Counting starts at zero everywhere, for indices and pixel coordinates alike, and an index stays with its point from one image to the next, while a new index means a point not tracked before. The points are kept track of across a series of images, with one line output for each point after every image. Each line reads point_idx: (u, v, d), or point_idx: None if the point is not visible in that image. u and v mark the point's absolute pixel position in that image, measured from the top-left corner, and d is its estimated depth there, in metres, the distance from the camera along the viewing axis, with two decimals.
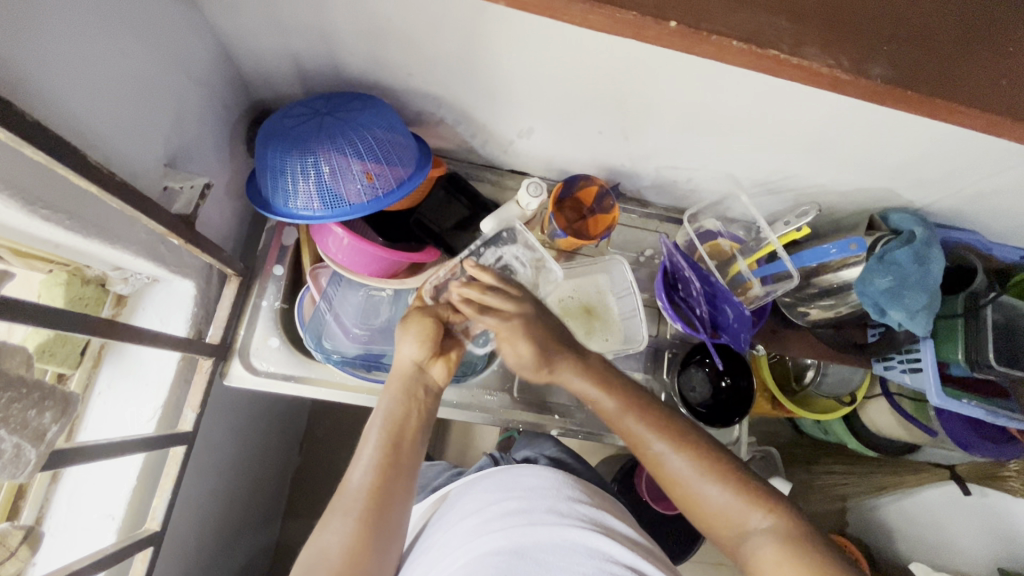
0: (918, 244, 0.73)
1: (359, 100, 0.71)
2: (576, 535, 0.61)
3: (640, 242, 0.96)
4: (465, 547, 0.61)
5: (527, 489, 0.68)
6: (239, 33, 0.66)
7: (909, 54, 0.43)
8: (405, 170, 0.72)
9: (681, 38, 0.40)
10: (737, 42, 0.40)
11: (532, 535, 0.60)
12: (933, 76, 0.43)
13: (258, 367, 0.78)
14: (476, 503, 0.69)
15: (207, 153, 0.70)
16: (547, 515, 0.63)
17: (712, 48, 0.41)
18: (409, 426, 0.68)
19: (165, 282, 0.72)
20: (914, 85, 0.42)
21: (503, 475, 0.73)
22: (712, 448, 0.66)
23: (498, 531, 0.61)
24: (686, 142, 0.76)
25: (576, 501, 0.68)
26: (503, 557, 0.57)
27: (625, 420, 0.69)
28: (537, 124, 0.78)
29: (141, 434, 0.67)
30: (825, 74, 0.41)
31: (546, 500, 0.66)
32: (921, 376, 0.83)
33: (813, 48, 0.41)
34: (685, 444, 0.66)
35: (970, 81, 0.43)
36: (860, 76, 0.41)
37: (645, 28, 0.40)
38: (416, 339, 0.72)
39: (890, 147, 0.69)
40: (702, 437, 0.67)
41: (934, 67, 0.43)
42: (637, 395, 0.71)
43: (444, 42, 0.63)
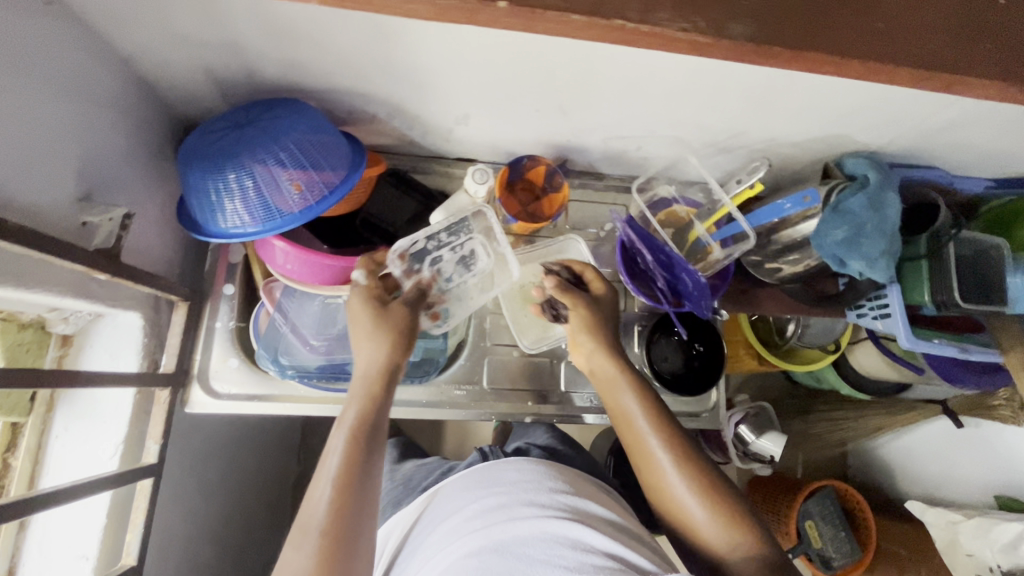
0: (870, 190, 0.72)
1: (277, 105, 0.67)
2: (555, 526, 0.61)
3: (600, 216, 0.94)
4: (448, 548, 0.63)
5: (507, 484, 0.70)
6: (142, 50, 0.63)
7: (774, 12, 0.41)
8: (337, 173, 0.69)
9: (518, 17, 0.39)
10: (578, 16, 0.39)
11: (511, 531, 0.61)
12: (802, 31, 0.42)
13: (219, 390, 0.77)
14: (458, 499, 0.71)
15: (129, 179, 0.68)
16: (526, 508, 0.64)
17: (554, 24, 0.39)
18: (371, 431, 0.64)
19: (110, 316, 0.70)
20: (782, 42, 0.41)
21: (486, 471, 0.74)
22: (698, 454, 0.69)
23: (480, 529, 0.62)
24: (627, 110, 0.73)
25: (557, 491, 0.69)
26: (483, 557, 0.58)
27: (642, 432, 0.71)
28: (473, 109, 0.75)
29: (103, 472, 0.66)
30: (680, 39, 0.41)
31: (527, 493, 0.67)
32: (891, 321, 0.81)
33: (665, 12, 0.40)
34: (675, 446, 0.69)
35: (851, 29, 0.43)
36: (721, 37, 0.41)
37: (475, 10, 0.39)
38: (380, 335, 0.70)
39: (834, 93, 0.66)
40: (706, 460, 0.69)
41: (805, 24, 0.42)
42: (656, 407, 0.72)
43: (355, 37, 0.60)
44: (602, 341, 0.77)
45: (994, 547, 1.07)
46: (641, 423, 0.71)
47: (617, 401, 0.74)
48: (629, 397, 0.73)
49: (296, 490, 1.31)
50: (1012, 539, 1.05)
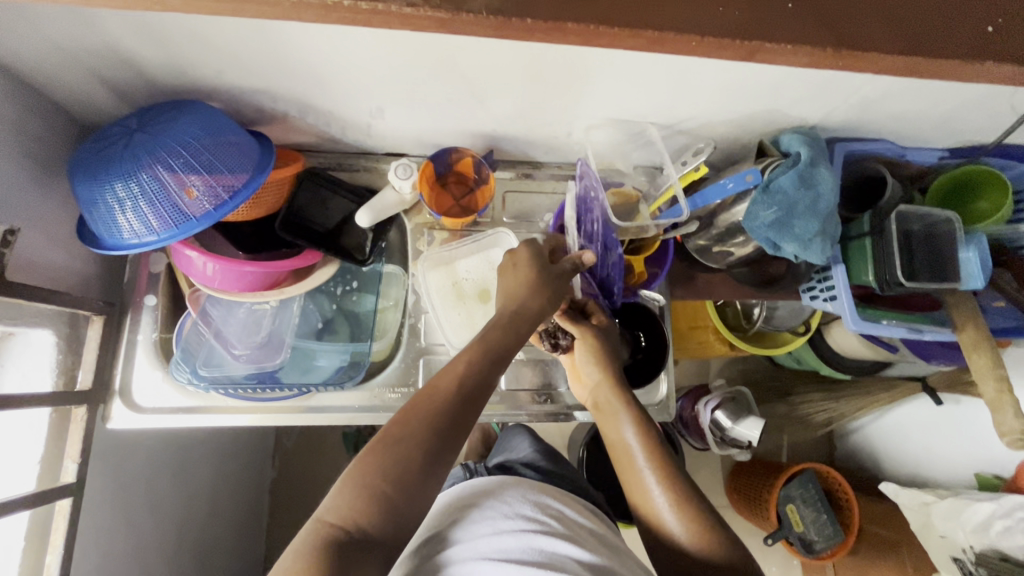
0: (801, 166, 0.67)
1: (169, 109, 0.65)
2: (539, 539, 0.62)
3: (540, 206, 0.90)
4: (430, 557, 0.63)
5: (491, 497, 0.70)
6: (19, 57, 0.60)
7: None
8: (236, 177, 0.66)
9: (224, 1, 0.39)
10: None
11: (496, 544, 0.61)
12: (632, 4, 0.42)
13: (142, 405, 0.75)
14: (443, 507, 0.71)
15: (26, 194, 0.65)
16: (509, 522, 0.65)
17: (268, 7, 0.39)
18: (464, 413, 0.61)
19: (21, 334, 0.67)
20: (531, 14, 0.41)
21: (470, 485, 0.75)
22: (696, 497, 0.66)
23: (469, 542, 0.63)
24: (543, 95, 0.70)
25: (540, 505, 0.70)
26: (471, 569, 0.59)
27: (638, 460, 0.68)
28: (386, 103, 0.72)
29: (17, 493, 0.65)
30: (409, 14, 0.41)
31: (511, 506, 0.68)
32: (838, 303, 0.78)
33: None
34: (673, 484, 0.66)
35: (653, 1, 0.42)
36: (457, 11, 0.41)
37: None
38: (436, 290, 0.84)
39: (753, 66, 0.62)
40: (701, 500, 0.66)
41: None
42: (657, 439, 0.70)
43: (235, 33, 0.57)
44: (601, 360, 0.74)
45: (968, 527, 1.04)
46: (636, 451, 0.69)
47: (618, 431, 0.71)
48: (630, 430, 0.70)
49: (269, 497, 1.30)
50: (985, 519, 1.02)
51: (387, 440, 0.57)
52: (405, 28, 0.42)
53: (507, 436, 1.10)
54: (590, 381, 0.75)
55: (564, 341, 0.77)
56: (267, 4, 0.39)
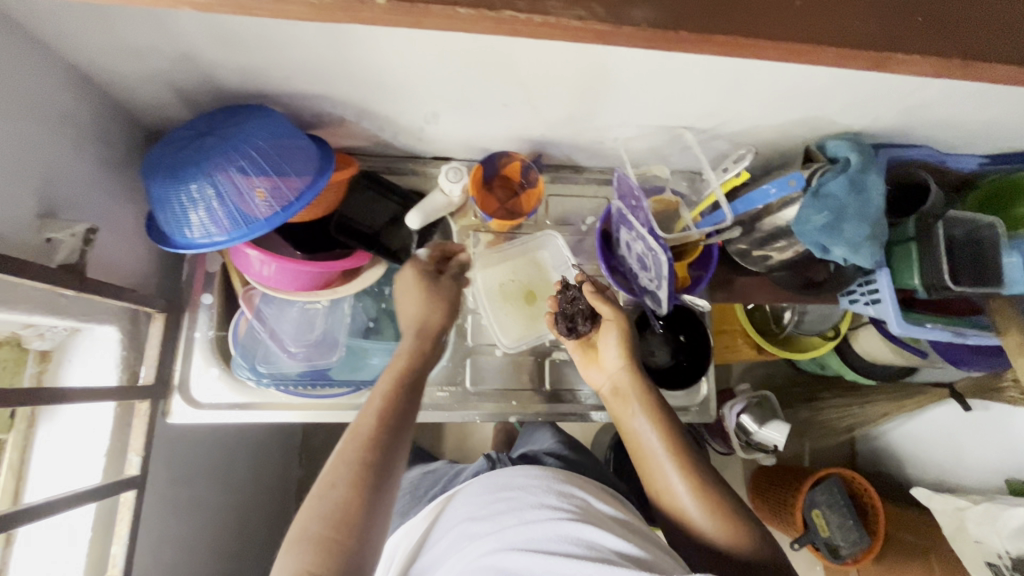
0: (851, 172, 0.69)
1: (240, 113, 0.67)
2: (567, 526, 0.63)
3: (581, 209, 0.92)
4: (465, 551, 0.65)
5: (517, 489, 0.71)
6: (99, 64, 0.62)
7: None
8: (302, 179, 0.68)
9: (400, 13, 0.39)
10: (465, 9, 0.38)
11: (524, 534, 0.62)
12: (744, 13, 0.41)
13: (200, 400, 0.77)
14: (473, 492, 0.74)
15: (96, 196, 0.67)
16: (537, 511, 0.66)
17: (440, 19, 0.39)
18: (383, 445, 0.65)
19: (87, 330, 0.70)
20: (689, 25, 0.40)
21: (495, 478, 0.75)
22: (708, 473, 0.69)
23: (492, 534, 0.65)
24: (596, 102, 0.71)
25: (567, 493, 0.70)
26: (500, 561, 0.60)
27: (652, 446, 0.71)
28: (440, 108, 0.74)
29: (85, 485, 0.67)
30: (580, 28, 0.40)
31: (538, 496, 0.69)
32: (882, 307, 0.79)
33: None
34: (686, 467, 0.69)
35: (777, 15, 0.42)
36: (621, 25, 0.40)
37: (358, 10, 0.39)
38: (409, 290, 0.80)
39: (807, 74, 0.64)
40: (713, 478, 0.69)
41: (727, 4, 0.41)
42: (670, 424, 0.72)
43: (306, 41, 0.59)
44: (625, 344, 0.75)
45: (1003, 533, 1.04)
46: (650, 438, 0.71)
47: (633, 418, 0.73)
48: (642, 419, 0.72)
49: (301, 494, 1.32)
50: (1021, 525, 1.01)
51: (333, 484, 0.61)
52: (567, 41, 0.41)
53: (529, 432, 1.11)
54: (608, 368, 0.77)
55: (583, 327, 0.78)
56: (438, 15, 0.39)
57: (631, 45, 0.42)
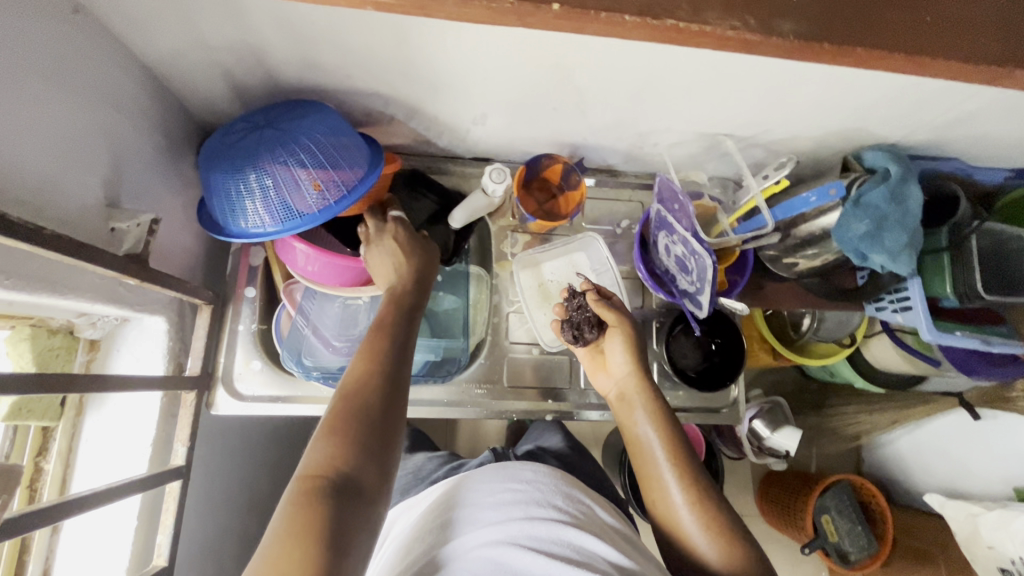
0: (892, 183, 0.71)
1: (298, 107, 0.69)
2: (571, 531, 0.63)
3: (615, 213, 0.93)
4: (456, 540, 0.63)
5: (524, 483, 0.70)
6: (165, 56, 0.63)
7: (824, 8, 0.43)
8: (355, 173, 0.70)
9: (568, 19, 0.40)
10: (630, 16, 0.40)
11: (528, 530, 0.62)
12: (860, 26, 0.43)
13: (243, 392, 0.78)
14: (466, 481, 0.73)
15: (153, 187, 0.68)
16: (543, 510, 0.66)
17: (605, 25, 0.41)
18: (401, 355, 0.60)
19: (136, 321, 0.70)
20: (831, 37, 0.43)
21: (500, 467, 0.75)
22: (710, 489, 0.68)
23: (495, 523, 0.64)
24: (645, 107, 0.73)
25: (573, 497, 0.70)
26: (497, 552, 0.59)
27: (659, 456, 0.70)
28: (490, 109, 0.75)
29: (135, 474, 0.67)
30: (732, 37, 0.42)
31: (543, 494, 0.69)
32: (913, 314, 0.81)
33: (715, 11, 0.41)
34: (688, 478, 0.68)
35: (902, 36, 0.44)
36: (769, 35, 0.42)
37: (528, 13, 0.40)
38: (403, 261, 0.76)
39: (855, 85, 0.66)
40: (718, 498, 0.67)
41: (851, 17, 0.43)
42: (678, 436, 0.71)
43: (374, 39, 0.60)
44: (633, 350, 0.75)
45: (1017, 537, 1.06)
46: (655, 446, 0.70)
47: (640, 424, 0.72)
48: (649, 425, 0.71)
49: None
50: None
51: (348, 394, 0.54)
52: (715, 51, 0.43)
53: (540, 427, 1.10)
54: (616, 376, 0.77)
55: (589, 334, 0.78)
56: (598, 22, 0.41)
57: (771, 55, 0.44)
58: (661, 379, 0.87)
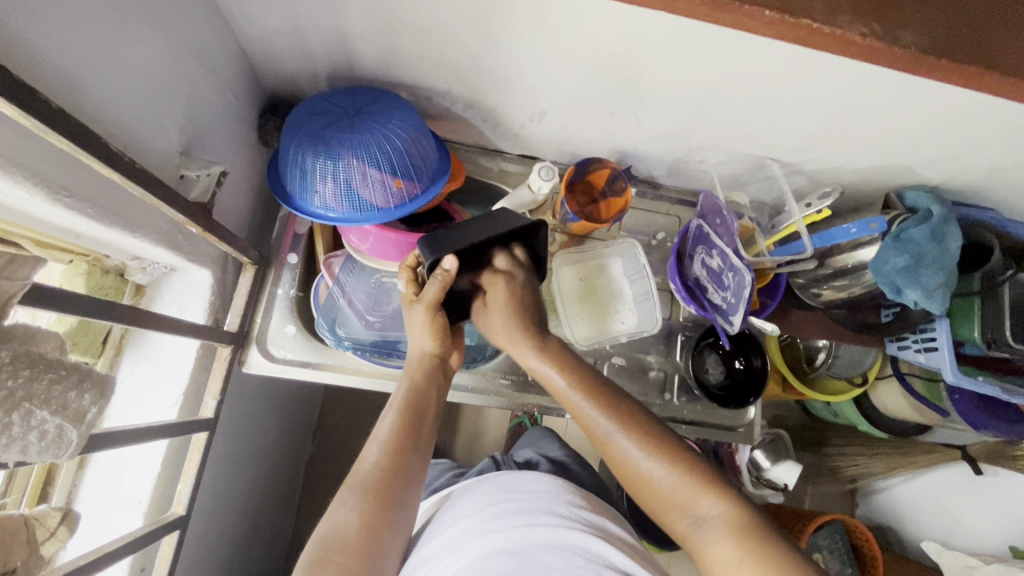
0: (934, 222, 0.73)
1: (384, 99, 0.72)
2: (575, 536, 0.63)
3: (653, 224, 0.95)
4: (463, 548, 0.63)
5: (527, 492, 0.71)
6: (252, 20, 0.65)
7: (945, 22, 0.44)
8: (429, 174, 0.75)
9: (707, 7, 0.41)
10: (769, 12, 0.41)
11: (531, 535, 0.62)
12: (969, 46, 0.44)
13: (275, 354, 0.79)
14: (480, 493, 0.73)
15: (221, 142, 0.70)
16: (546, 516, 0.66)
17: (744, 18, 0.42)
18: (428, 412, 0.69)
19: (183, 271, 0.71)
20: (951, 53, 0.43)
21: (501, 479, 0.75)
22: (661, 431, 0.66)
23: (498, 531, 0.63)
24: (702, 121, 0.75)
25: (576, 505, 0.71)
26: (502, 559, 0.59)
27: (574, 399, 0.68)
28: (549, 107, 0.77)
29: (165, 420, 0.68)
30: (857, 43, 0.43)
31: (546, 503, 0.69)
32: (937, 355, 0.82)
33: (847, 15, 0.42)
34: (633, 428, 0.65)
35: (995, 48, 0.44)
36: (893, 44, 0.43)
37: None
38: (428, 331, 0.71)
39: (910, 122, 0.68)
40: (653, 423, 0.67)
41: (970, 40, 0.44)
42: (590, 378, 0.70)
43: (457, 26, 0.62)
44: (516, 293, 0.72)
45: None
46: (566, 389, 0.69)
47: (536, 364, 0.71)
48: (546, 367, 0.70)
49: (311, 468, 1.30)
50: None
51: (377, 479, 0.61)
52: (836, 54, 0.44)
53: (534, 435, 1.09)
54: (498, 319, 0.72)
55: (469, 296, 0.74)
56: (733, 12, 0.41)
57: (889, 65, 0.45)
58: (682, 392, 0.88)
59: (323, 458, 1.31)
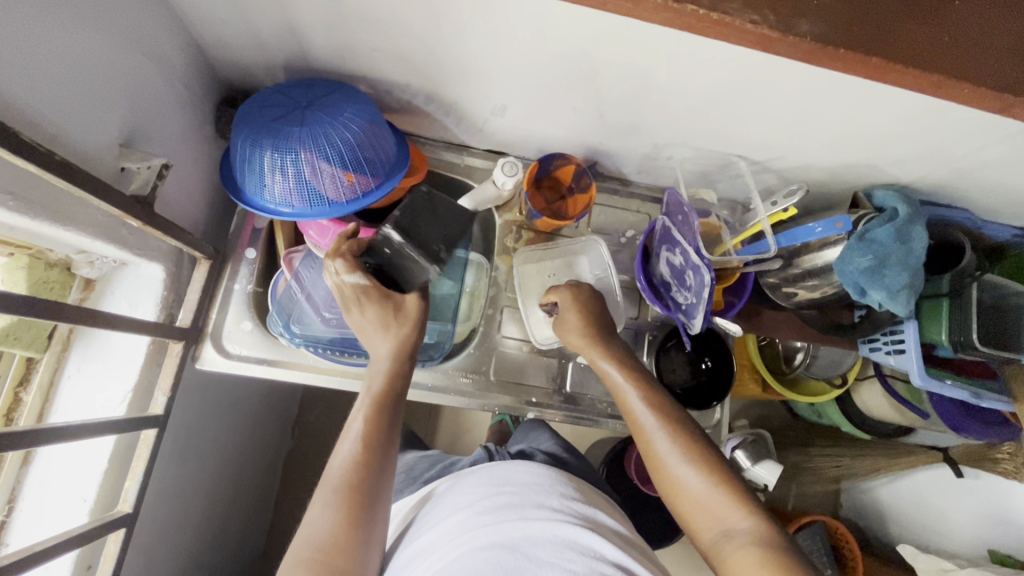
0: (899, 223, 0.72)
1: (338, 90, 0.71)
2: (568, 530, 0.62)
3: (622, 222, 0.93)
4: (455, 543, 0.62)
5: (517, 484, 0.69)
6: (197, 11, 0.64)
7: (845, 12, 0.43)
8: (385, 167, 0.74)
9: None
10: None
11: (523, 530, 0.61)
12: (890, 37, 0.43)
13: (230, 350, 0.77)
14: (471, 487, 0.71)
15: (170, 134, 0.69)
16: (538, 510, 0.65)
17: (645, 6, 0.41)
18: (392, 402, 0.67)
19: (134, 266, 0.70)
20: (849, 45, 0.42)
21: (492, 471, 0.74)
22: (700, 438, 0.66)
23: (490, 525, 0.62)
24: (663, 117, 0.73)
25: (568, 496, 0.69)
26: (496, 552, 0.58)
27: (629, 393, 0.70)
28: (510, 101, 0.76)
29: (111, 417, 0.67)
30: (752, 31, 0.41)
31: (537, 495, 0.68)
32: (906, 357, 0.80)
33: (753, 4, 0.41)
34: (679, 430, 0.66)
35: (930, 46, 0.43)
36: (789, 35, 0.42)
37: None
38: (378, 325, 0.68)
39: (870, 121, 0.66)
40: (692, 426, 0.67)
41: (888, 27, 0.43)
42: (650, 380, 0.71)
43: (403, 17, 0.61)
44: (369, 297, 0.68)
45: None
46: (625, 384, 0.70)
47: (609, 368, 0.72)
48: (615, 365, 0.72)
49: (287, 465, 1.29)
50: None
51: (346, 481, 0.60)
52: (737, 43, 0.43)
53: (523, 429, 1.06)
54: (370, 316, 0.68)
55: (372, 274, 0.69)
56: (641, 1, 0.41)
57: (788, 56, 0.44)
58: None
59: (299, 455, 1.30)
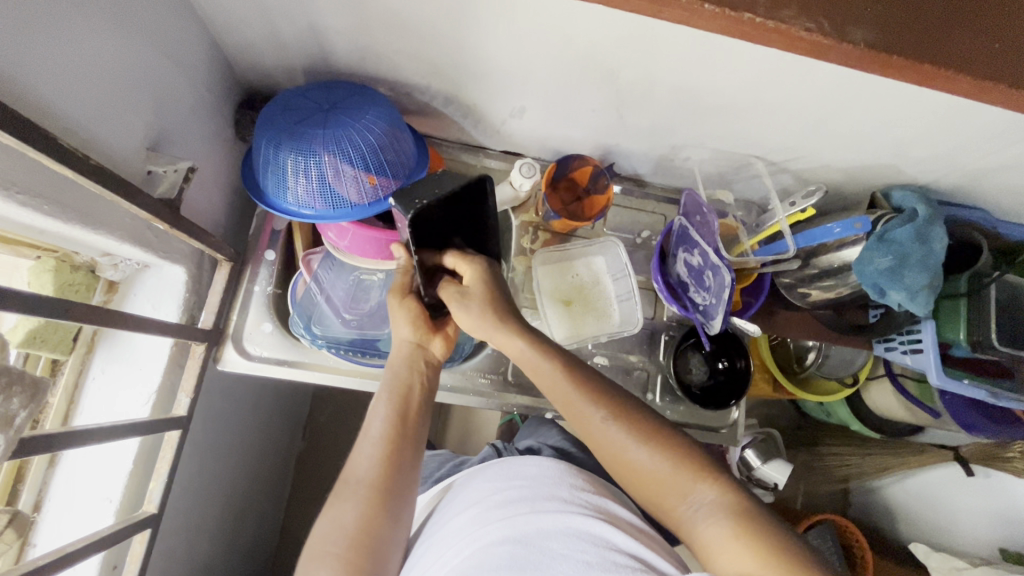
0: (919, 223, 0.72)
1: (360, 94, 0.71)
2: (579, 521, 0.62)
3: (638, 222, 0.93)
4: (468, 538, 0.62)
5: (528, 478, 0.70)
6: (221, 15, 0.64)
7: (891, 17, 0.43)
8: (405, 169, 0.74)
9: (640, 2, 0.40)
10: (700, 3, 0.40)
11: (534, 524, 0.61)
12: (926, 40, 0.43)
13: (251, 352, 0.78)
14: (484, 482, 0.72)
15: (193, 137, 0.69)
16: (549, 502, 0.65)
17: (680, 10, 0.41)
18: (415, 400, 0.67)
19: (156, 267, 0.70)
20: (900, 50, 0.42)
21: (502, 465, 0.74)
22: (663, 426, 0.64)
23: (501, 520, 0.62)
24: (682, 118, 0.74)
25: (579, 488, 0.69)
26: (507, 547, 0.58)
27: (567, 392, 0.65)
28: (529, 103, 0.76)
29: (136, 418, 0.67)
30: (802, 37, 0.42)
31: (548, 488, 0.68)
32: (923, 357, 0.80)
33: (790, 10, 0.42)
34: (631, 419, 0.63)
35: (961, 49, 0.44)
36: (842, 40, 0.42)
37: None
38: (407, 320, 0.69)
39: (891, 122, 0.67)
40: (644, 411, 0.65)
41: (922, 32, 0.43)
42: (579, 370, 0.67)
43: (427, 21, 0.61)
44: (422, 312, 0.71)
45: None
46: (568, 388, 0.65)
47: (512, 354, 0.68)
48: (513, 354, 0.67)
49: (299, 465, 1.29)
50: None
51: (371, 483, 0.60)
52: (777, 47, 0.43)
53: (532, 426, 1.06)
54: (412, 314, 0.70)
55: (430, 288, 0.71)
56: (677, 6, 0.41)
57: (840, 62, 0.44)
58: (662, 393, 0.87)
59: (311, 455, 1.30)
